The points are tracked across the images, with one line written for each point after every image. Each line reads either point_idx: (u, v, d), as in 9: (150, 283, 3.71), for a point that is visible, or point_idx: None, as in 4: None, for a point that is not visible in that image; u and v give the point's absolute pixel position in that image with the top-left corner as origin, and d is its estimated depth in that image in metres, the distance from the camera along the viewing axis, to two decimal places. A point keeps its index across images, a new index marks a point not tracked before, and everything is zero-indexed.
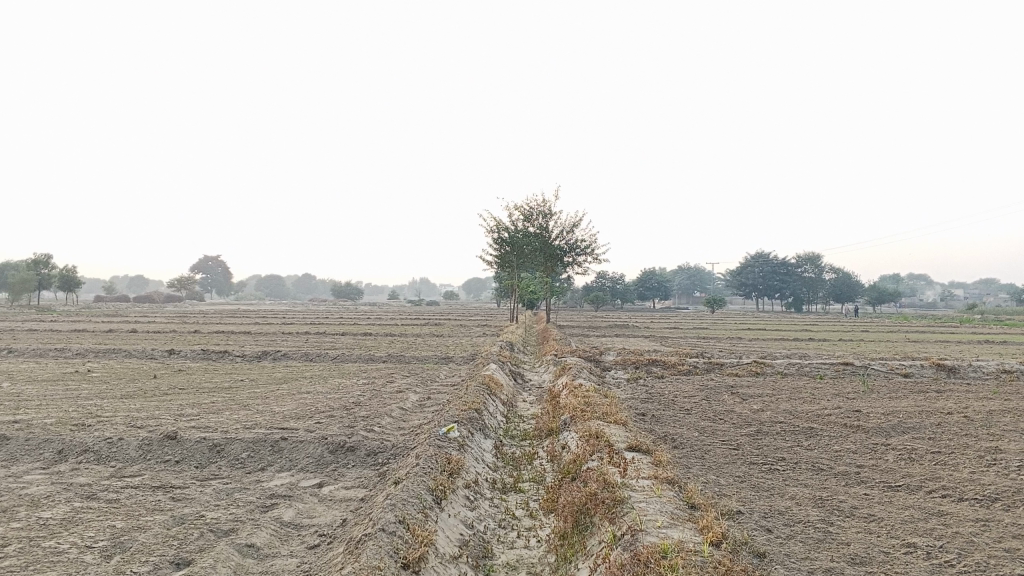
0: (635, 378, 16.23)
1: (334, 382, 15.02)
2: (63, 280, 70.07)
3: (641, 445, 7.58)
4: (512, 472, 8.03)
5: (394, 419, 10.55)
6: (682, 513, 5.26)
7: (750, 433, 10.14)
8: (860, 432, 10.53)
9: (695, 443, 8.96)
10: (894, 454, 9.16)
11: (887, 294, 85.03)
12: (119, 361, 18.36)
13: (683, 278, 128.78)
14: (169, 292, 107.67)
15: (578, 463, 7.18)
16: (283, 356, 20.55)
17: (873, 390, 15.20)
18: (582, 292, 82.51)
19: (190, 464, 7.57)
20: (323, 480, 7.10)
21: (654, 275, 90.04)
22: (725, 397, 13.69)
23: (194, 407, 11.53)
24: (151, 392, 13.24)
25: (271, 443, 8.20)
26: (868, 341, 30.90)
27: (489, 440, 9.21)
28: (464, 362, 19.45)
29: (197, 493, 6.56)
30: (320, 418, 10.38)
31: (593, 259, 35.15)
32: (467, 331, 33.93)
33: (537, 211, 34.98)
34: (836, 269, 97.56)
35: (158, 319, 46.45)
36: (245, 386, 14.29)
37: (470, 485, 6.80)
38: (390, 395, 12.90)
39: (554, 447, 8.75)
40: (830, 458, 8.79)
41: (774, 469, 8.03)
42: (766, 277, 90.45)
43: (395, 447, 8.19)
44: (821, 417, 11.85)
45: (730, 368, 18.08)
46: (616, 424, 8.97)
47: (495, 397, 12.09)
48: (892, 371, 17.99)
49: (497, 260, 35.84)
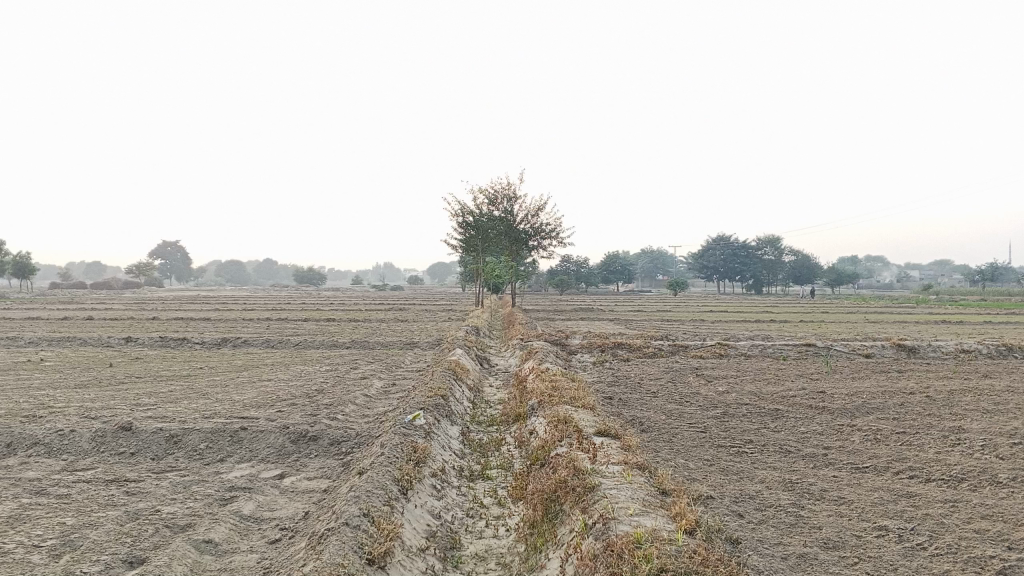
0: (601, 361, 16.18)
1: (297, 369, 14.74)
2: (16, 267, 68.24)
3: (610, 429, 7.48)
4: (480, 459, 7.90)
5: (358, 406, 10.35)
6: (653, 500, 5.16)
7: (717, 415, 10.12)
8: (825, 414, 10.56)
9: (663, 427, 8.91)
10: (860, 435, 9.19)
11: (845, 276, 86.31)
12: (74, 350, 17.86)
13: (647, 261, 129.53)
14: (127, 278, 105.55)
15: (546, 449, 7.06)
16: (245, 343, 20.17)
17: (837, 371, 15.31)
18: (546, 276, 82.55)
19: (146, 457, 7.31)
20: (285, 472, 6.90)
21: (618, 258, 90.35)
22: (691, 379, 13.69)
23: (152, 397, 11.21)
24: (107, 381, 12.85)
25: (231, 433, 7.96)
26: (828, 322, 31.27)
27: (456, 426, 9.06)
28: (429, 347, 19.26)
29: (152, 487, 6.31)
30: (282, 407, 10.14)
31: (558, 243, 35.06)
32: (431, 316, 33.69)
33: (502, 194, 34.76)
34: (796, 251, 98.78)
35: (115, 306, 45.39)
36: (204, 374, 13.94)
37: (437, 474, 6.65)
38: (353, 382, 12.67)
39: (522, 432, 8.62)
40: (797, 440, 8.78)
41: (742, 452, 8.00)
42: (728, 259, 91.29)
43: (359, 435, 8.01)
44: (787, 399, 11.90)
45: (695, 350, 18.12)
46: (585, 408, 8.88)
47: (461, 382, 11.93)
48: (854, 352, 18.16)
49: (462, 245, 35.57)
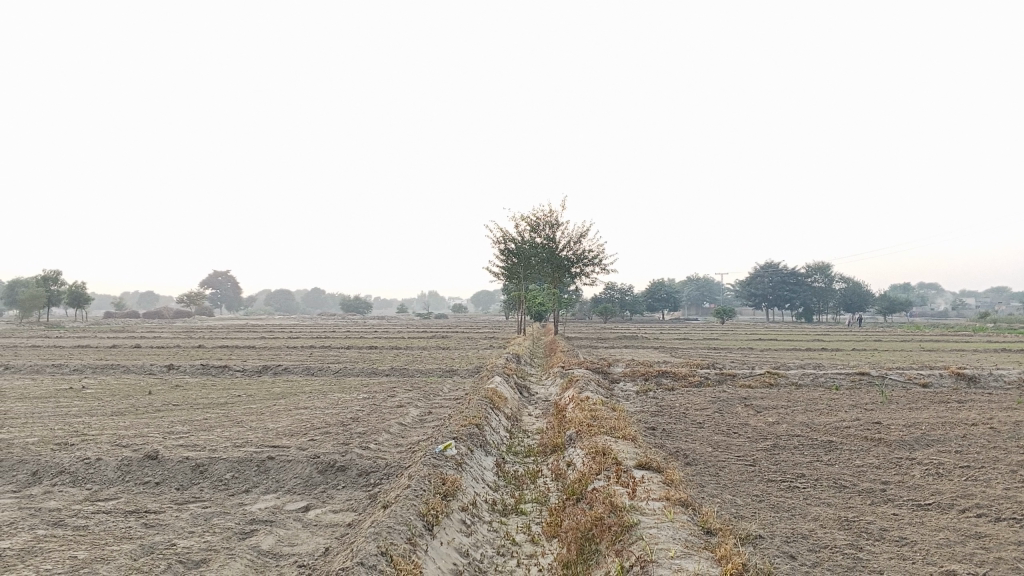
0: (644, 390, 15.69)
1: (334, 396, 14.55)
2: (71, 296, 69.76)
3: (651, 462, 7.07)
4: (514, 492, 7.54)
5: (392, 435, 10.06)
6: (698, 540, 4.76)
7: (766, 447, 9.62)
8: (882, 446, 9.99)
9: (709, 459, 8.46)
10: (920, 469, 8.63)
11: (898, 303, 84.05)
12: (116, 377, 17.91)
13: (693, 289, 128.13)
14: (178, 307, 107.50)
15: (583, 483, 6.68)
16: (284, 370, 20.08)
17: (892, 401, 14.61)
18: (591, 304, 81.96)
19: (171, 487, 7.11)
20: (310, 504, 6.63)
21: (663, 285, 89.25)
22: (739, 409, 13.17)
23: (185, 424, 11.08)
24: (144, 408, 12.78)
25: (258, 463, 7.73)
26: (882, 351, 30.25)
27: (490, 457, 8.71)
28: (468, 375, 18.96)
29: (172, 519, 6.09)
30: (315, 435, 9.91)
31: (602, 270, 34.66)
32: (473, 343, 33.46)
33: (544, 222, 34.56)
34: (846, 278, 96.67)
35: (162, 335, 45.91)
36: (241, 401, 13.80)
37: (467, 508, 6.31)
38: (389, 410, 12.41)
39: (559, 464, 8.24)
40: (853, 474, 8.26)
41: (794, 486, 7.52)
42: (776, 286, 89.68)
43: (389, 466, 7.72)
44: (840, 430, 11.33)
45: (743, 379, 17.52)
46: (625, 439, 8.48)
47: (498, 411, 11.58)
48: (911, 381, 17.42)
49: (504, 272, 35.33)
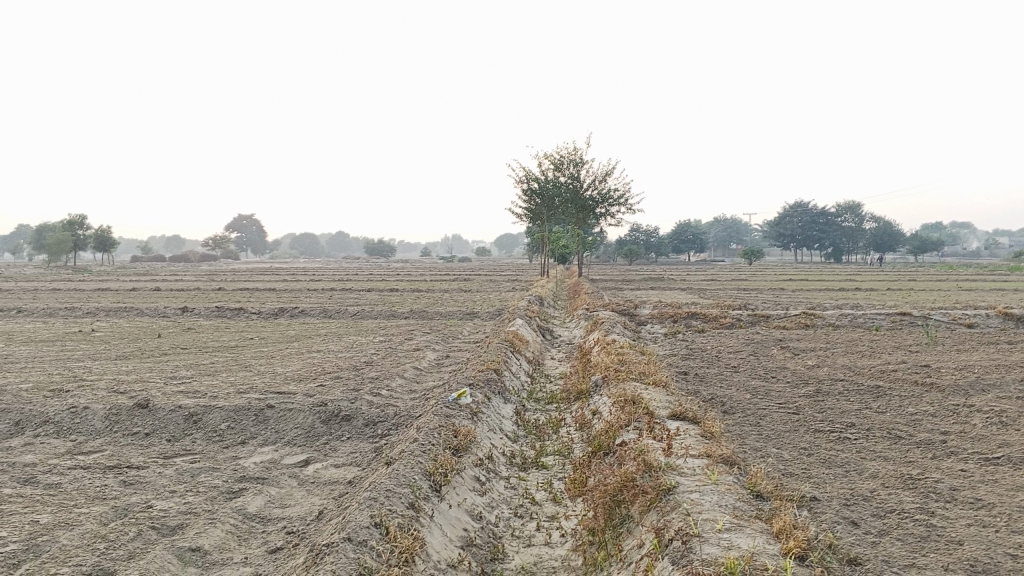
0: (673, 333, 14.93)
1: (349, 339, 13.99)
2: (97, 240, 69.85)
3: (686, 411, 6.36)
4: (535, 443, 6.88)
5: (406, 381, 9.44)
6: (748, 509, 4.05)
7: (809, 393, 8.89)
8: (936, 392, 9.21)
9: (748, 407, 7.74)
10: (982, 417, 7.86)
11: (930, 243, 82.07)
12: (128, 320, 17.48)
13: (719, 230, 126.16)
14: (203, 250, 107.86)
15: (611, 436, 5.98)
16: (301, 312, 19.59)
17: (938, 343, 13.73)
18: (616, 246, 81.01)
19: (161, 439, 6.53)
20: (310, 458, 6.03)
21: (689, 227, 87.81)
22: (775, 352, 12.41)
23: (190, 369, 10.54)
24: (151, 352, 12.29)
25: (256, 411, 7.12)
26: (917, 290, 29.24)
27: (509, 405, 8.04)
28: (489, 318, 18.34)
29: (153, 476, 5.49)
30: (324, 380, 9.33)
31: (627, 211, 33.66)
32: (496, 285, 32.83)
33: (568, 160, 33.46)
34: (877, 217, 94.44)
35: (187, 278, 45.80)
36: (252, 344, 13.27)
37: (481, 463, 5.65)
38: (405, 354, 11.80)
39: (584, 413, 7.56)
40: (907, 423, 7.52)
41: (844, 438, 6.80)
42: (804, 227, 87.89)
43: (399, 415, 7.08)
44: (887, 374, 10.56)
45: (777, 320, 16.70)
46: (656, 385, 7.77)
47: (519, 355, 10.91)
48: (955, 321, 16.52)
49: (527, 213, 34.45)
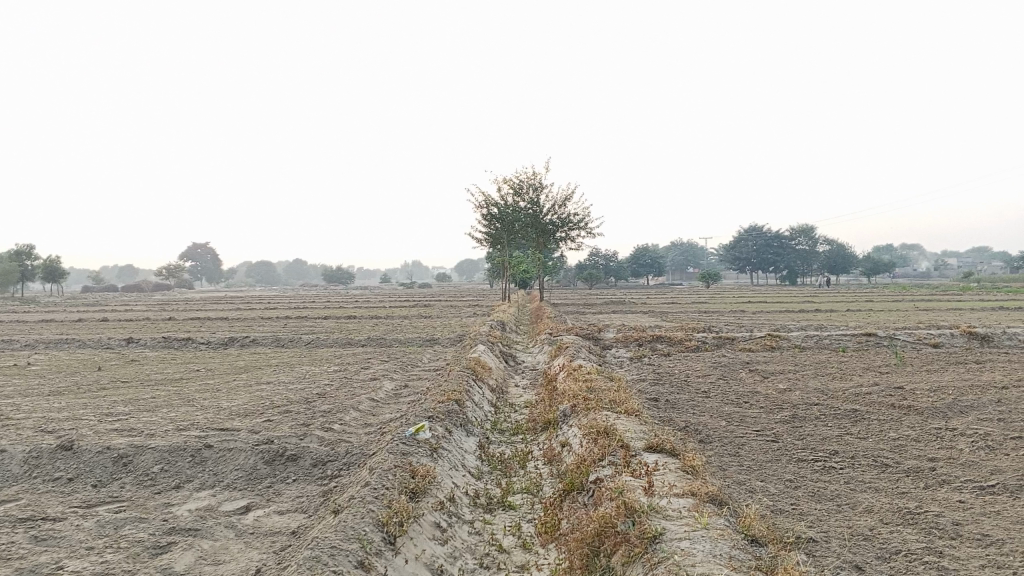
0: (638, 357, 14.52)
1: (302, 369, 13.30)
2: (45, 270, 67.77)
3: (663, 443, 5.90)
4: (501, 480, 6.35)
5: (361, 414, 8.83)
6: (745, 558, 3.59)
7: (785, 419, 8.50)
8: (914, 415, 8.88)
9: (725, 436, 7.32)
10: (966, 441, 7.52)
11: (882, 265, 83.43)
12: (68, 352, 16.53)
13: (677, 254, 127.14)
14: (156, 279, 105.41)
15: (584, 473, 5.48)
16: (253, 341, 18.81)
17: (907, 363, 13.51)
18: (576, 271, 80.88)
19: (85, 486, 5.87)
20: (252, 505, 5.43)
21: (648, 251, 88.12)
22: (745, 375, 12.03)
23: (128, 404, 9.81)
24: (88, 386, 11.50)
25: (193, 452, 6.48)
26: (875, 310, 29.46)
27: (472, 439, 7.50)
28: (449, 344, 17.77)
29: (70, 529, 4.84)
30: (272, 415, 8.69)
31: (588, 234, 33.40)
32: (456, 311, 32.26)
33: (527, 184, 33.13)
34: (831, 239, 95.89)
35: (136, 307, 44.42)
36: (198, 377, 12.50)
37: (442, 506, 5.11)
38: (360, 384, 11.17)
39: (552, 446, 7.05)
40: (891, 450, 7.15)
41: (830, 468, 6.39)
42: (761, 249, 88.80)
43: (352, 453, 6.50)
44: (862, 397, 10.23)
45: (743, 343, 16.42)
46: (627, 413, 7.30)
47: (482, 383, 10.37)
48: (920, 341, 16.37)
49: (487, 238, 33.99)
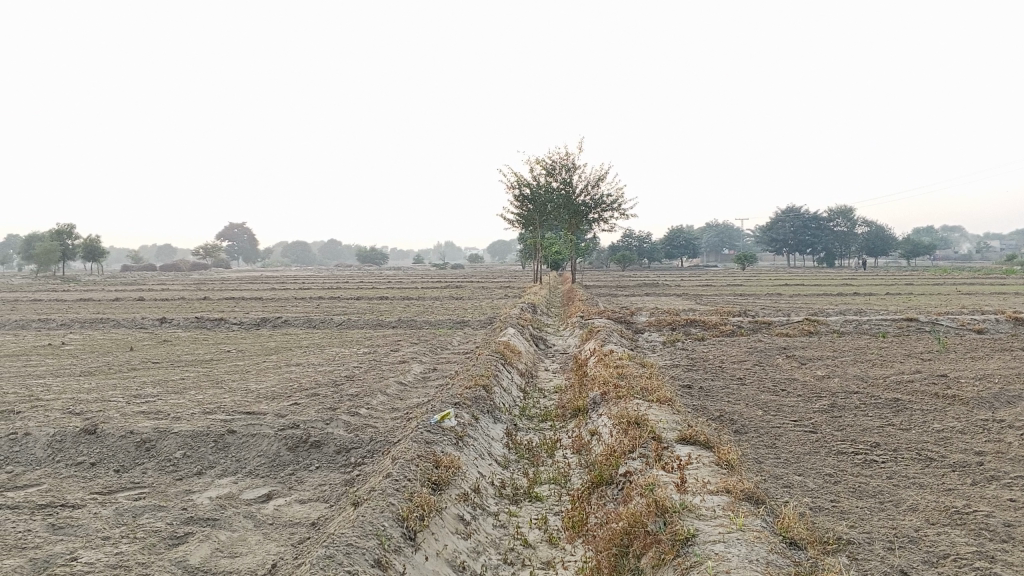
0: (672, 341, 14.24)
1: (332, 351, 13.23)
2: (86, 250, 68.82)
3: (696, 434, 5.67)
4: (528, 469, 6.17)
5: (388, 398, 8.70)
6: (784, 563, 3.37)
7: (824, 408, 8.21)
8: (960, 405, 8.53)
9: (761, 426, 7.07)
10: (1015, 434, 7.19)
11: (923, 247, 81.72)
12: (103, 332, 16.63)
13: (712, 236, 125.77)
14: (194, 259, 106.63)
15: (614, 466, 5.28)
16: (284, 322, 18.79)
17: (951, 350, 13.08)
18: (609, 252, 80.31)
19: (106, 471, 5.80)
20: (273, 493, 5.32)
21: (682, 232, 87.22)
22: (781, 361, 11.73)
23: (157, 386, 9.79)
24: (119, 367, 11.53)
25: (216, 437, 6.39)
26: (916, 294, 28.75)
27: (499, 426, 7.33)
28: (480, 326, 17.63)
29: (88, 517, 4.75)
30: (299, 399, 8.60)
31: (621, 216, 33.01)
32: (488, 293, 32.12)
33: (560, 165, 32.78)
34: (870, 221, 94.10)
35: (172, 287, 44.87)
36: (228, 359, 12.47)
37: (467, 498, 4.94)
38: (388, 367, 11.06)
39: (581, 434, 6.86)
40: (935, 442, 6.85)
41: (871, 461, 6.12)
42: (797, 231, 87.45)
43: (377, 440, 6.36)
44: (904, 385, 9.89)
45: (779, 327, 16.04)
46: (660, 401, 7.07)
47: (511, 367, 10.19)
48: (964, 327, 15.87)
49: (519, 219, 33.74)
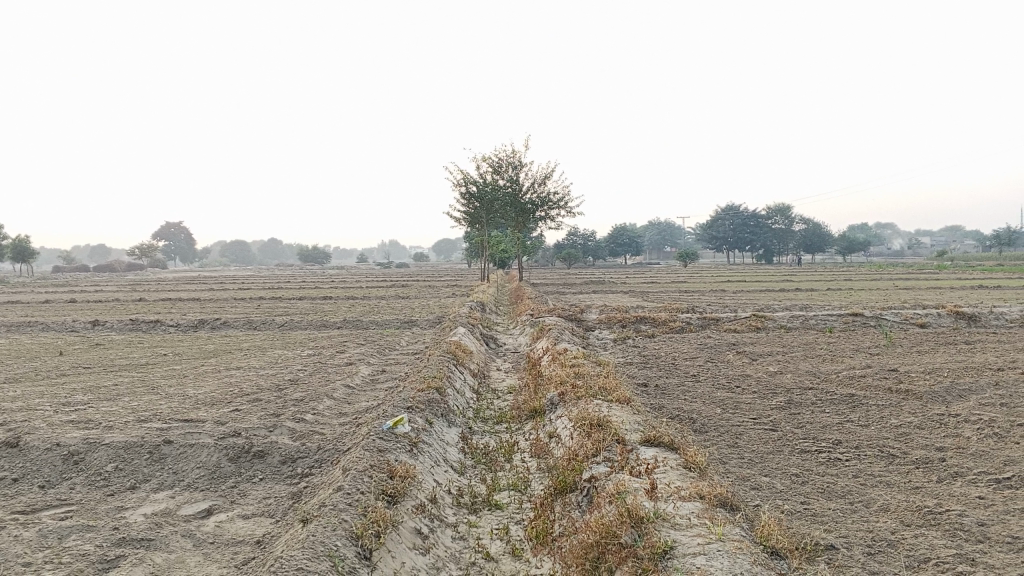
0: (622, 339, 14.10)
1: (275, 353, 12.77)
2: (14, 251, 66.27)
3: (660, 435, 5.48)
4: (485, 476, 5.90)
5: (336, 403, 8.33)
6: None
7: (781, 405, 8.13)
8: (913, 400, 8.53)
9: (722, 425, 6.92)
10: (971, 428, 7.18)
11: (858, 243, 83.77)
12: (31, 336, 15.83)
13: (655, 233, 127.13)
14: (129, 259, 103.60)
15: (577, 471, 5.05)
16: (224, 324, 18.18)
17: (897, 344, 13.21)
18: (554, 250, 80.45)
19: (30, 488, 5.35)
20: (214, 508, 4.96)
21: (625, 231, 87.87)
22: (733, 358, 11.67)
23: (88, 393, 9.25)
24: (46, 373, 10.91)
25: (151, 448, 5.97)
26: (855, 290, 29.26)
27: (454, 430, 7.04)
28: (428, 326, 17.30)
29: (8, 540, 4.33)
30: (241, 404, 8.18)
31: (568, 213, 32.95)
32: (434, 291, 31.75)
33: (506, 162, 32.56)
34: (808, 218, 96.06)
35: (106, 289, 43.33)
36: (165, 362, 11.91)
37: (424, 509, 4.65)
38: (335, 369, 10.67)
39: (539, 437, 6.61)
40: (895, 438, 6.79)
41: (835, 459, 6.00)
42: (738, 229, 88.86)
43: (324, 448, 6.03)
44: (856, 380, 9.89)
45: (728, 323, 16.05)
46: (619, 401, 6.87)
47: (463, 367, 9.90)
48: (908, 321, 16.11)
49: (465, 217, 33.41)
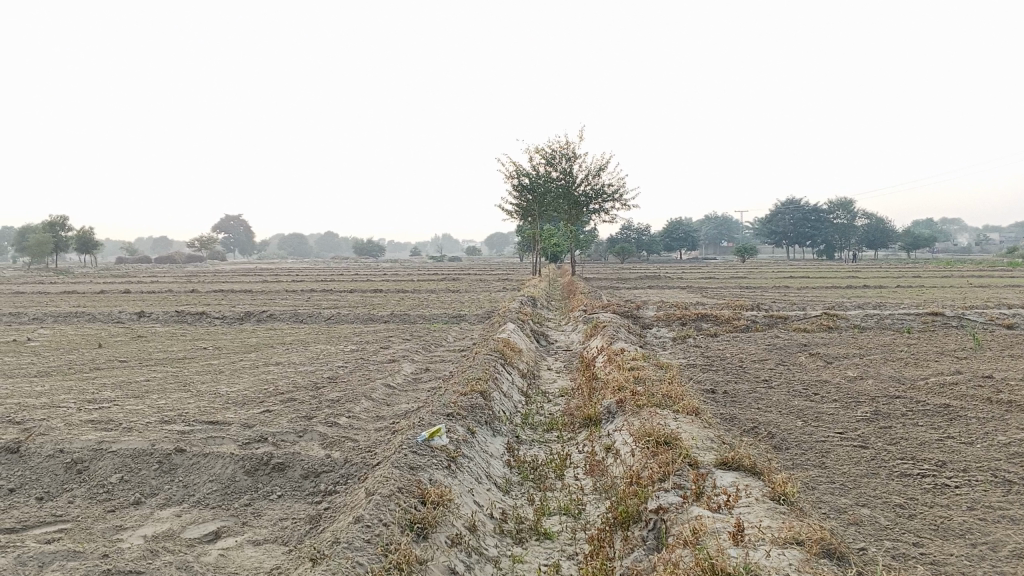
0: (682, 338, 13.25)
1: (318, 349, 12.22)
2: (80, 241, 67.61)
3: (738, 456, 4.69)
4: (533, 496, 5.16)
5: (373, 405, 7.68)
6: None
7: (868, 416, 7.21)
8: (1018, 413, 7.53)
9: (802, 440, 6.08)
10: None
11: (924, 239, 80.78)
12: (77, 327, 15.57)
13: (712, 228, 124.81)
14: (189, 250, 105.32)
15: (642, 498, 4.30)
16: (271, 317, 17.76)
17: (986, 347, 12.09)
18: (608, 245, 79.27)
19: (25, 500, 4.78)
20: (222, 532, 4.32)
21: (681, 225, 86.25)
22: (807, 360, 10.71)
23: (117, 389, 8.76)
24: (81, 366, 10.49)
25: (162, 458, 5.38)
26: (928, 287, 27.72)
27: (499, 440, 6.32)
28: (478, 321, 16.63)
29: None
30: (273, 405, 7.59)
31: (623, 206, 32.00)
32: (486, 286, 31.10)
33: (560, 154, 31.74)
34: (871, 213, 93.07)
35: (163, 280, 43.40)
36: (203, 356, 11.42)
37: (462, 542, 3.94)
38: (376, 367, 10.06)
39: (595, 451, 5.86)
40: (1009, 459, 5.85)
41: (943, 486, 5.12)
42: (797, 223, 86.43)
43: (353, 461, 5.36)
44: (948, 388, 8.88)
45: (796, 322, 15.04)
46: (686, 412, 6.08)
47: (511, 368, 9.19)
48: (993, 322, 14.90)
49: (518, 210, 32.71)
